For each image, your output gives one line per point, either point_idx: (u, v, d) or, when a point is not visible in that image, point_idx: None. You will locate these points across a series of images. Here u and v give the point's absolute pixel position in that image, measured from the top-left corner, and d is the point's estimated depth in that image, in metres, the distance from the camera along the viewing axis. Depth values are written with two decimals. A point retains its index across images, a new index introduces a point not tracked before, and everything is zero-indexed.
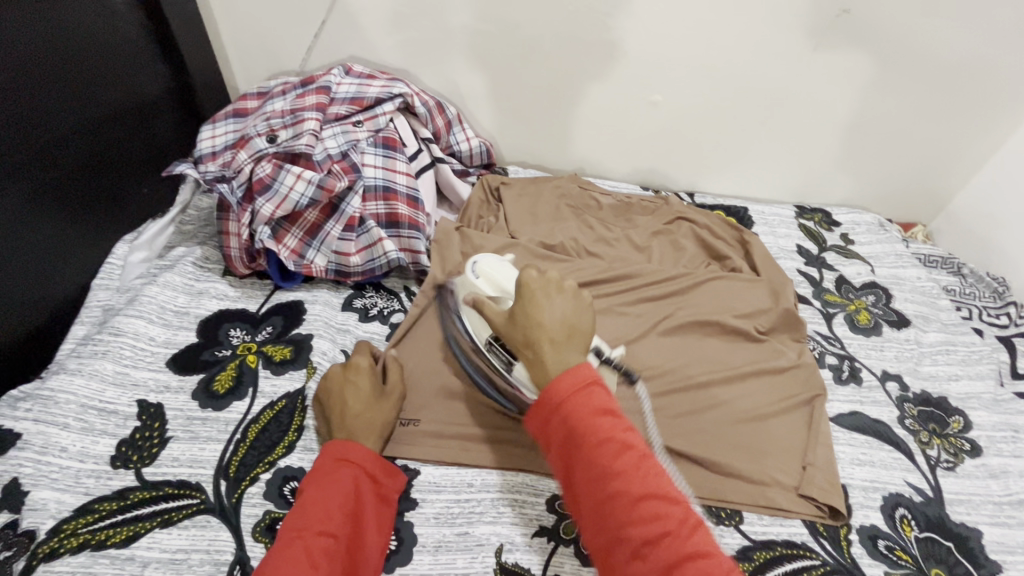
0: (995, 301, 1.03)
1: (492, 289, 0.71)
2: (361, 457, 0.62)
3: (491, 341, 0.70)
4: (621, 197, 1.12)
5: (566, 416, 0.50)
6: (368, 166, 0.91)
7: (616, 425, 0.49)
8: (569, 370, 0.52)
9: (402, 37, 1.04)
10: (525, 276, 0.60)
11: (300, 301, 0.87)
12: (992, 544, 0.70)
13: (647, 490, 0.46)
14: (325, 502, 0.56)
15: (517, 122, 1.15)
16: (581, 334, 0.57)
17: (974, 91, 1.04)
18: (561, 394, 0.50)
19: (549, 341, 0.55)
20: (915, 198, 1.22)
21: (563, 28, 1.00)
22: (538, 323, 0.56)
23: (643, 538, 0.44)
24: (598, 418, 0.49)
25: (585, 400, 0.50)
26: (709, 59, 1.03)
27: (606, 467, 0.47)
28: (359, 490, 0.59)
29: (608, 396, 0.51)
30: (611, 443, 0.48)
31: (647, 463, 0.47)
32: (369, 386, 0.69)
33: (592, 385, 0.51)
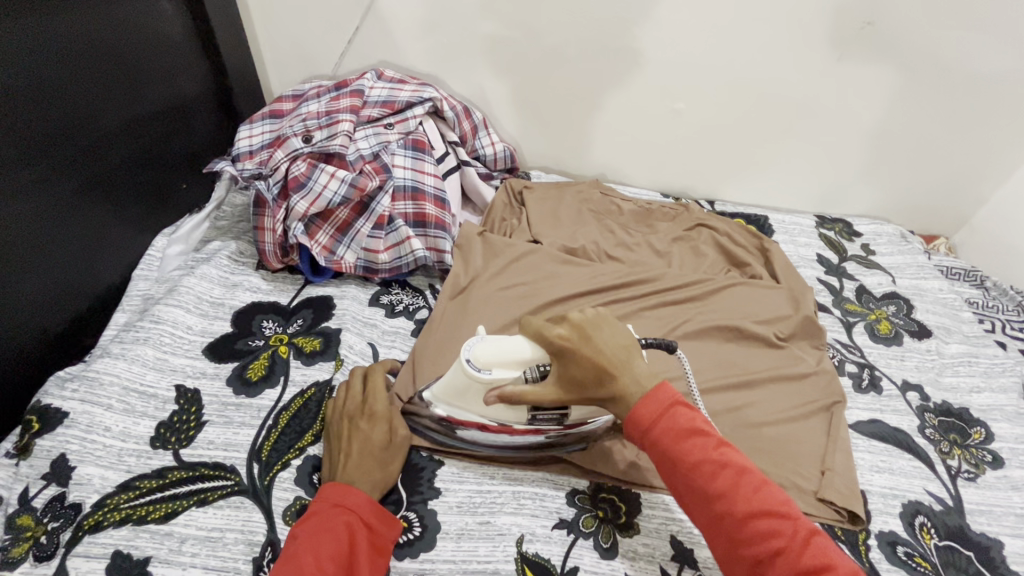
0: (1019, 315, 1.03)
1: (511, 368, 0.62)
2: (355, 502, 0.60)
3: (532, 411, 0.66)
4: (642, 203, 1.13)
5: (658, 439, 0.54)
6: (398, 167, 0.94)
7: (707, 446, 0.52)
8: (647, 396, 0.56)
9: (432, 43, 1.08)
10: (557, 333, 0.59)
11: (330, 296, 0.90)
12: (1013, 555, 0.70)
13: (754, 507, 0.49)
14: (315, 551, 0.54)
15: (541, 128, 1.18)
16: (634, 347, 0.60)
17: (998, 104, 1.04)
18: (647, 422, 0.55)
19: (623, 374, 0.57)
20: (939, 210, 1.22)
21: (589, 37, 1.03)
22: (607, 363, 0.58)
23: (758, 555, 0.48)
24: (689, 440, 0.53)
25: (672, 424, 0.54)
26: (732, 68, 1.04)
27: (708, 488, 0.51)
28: (354, 536, 0.57)
29: (693, 414, 0.55)
30: (707, 464, 0.52)
31: (747, 479, 0.51)
32: (377, 431, 0.67)
33: (674, 406, 0.55)
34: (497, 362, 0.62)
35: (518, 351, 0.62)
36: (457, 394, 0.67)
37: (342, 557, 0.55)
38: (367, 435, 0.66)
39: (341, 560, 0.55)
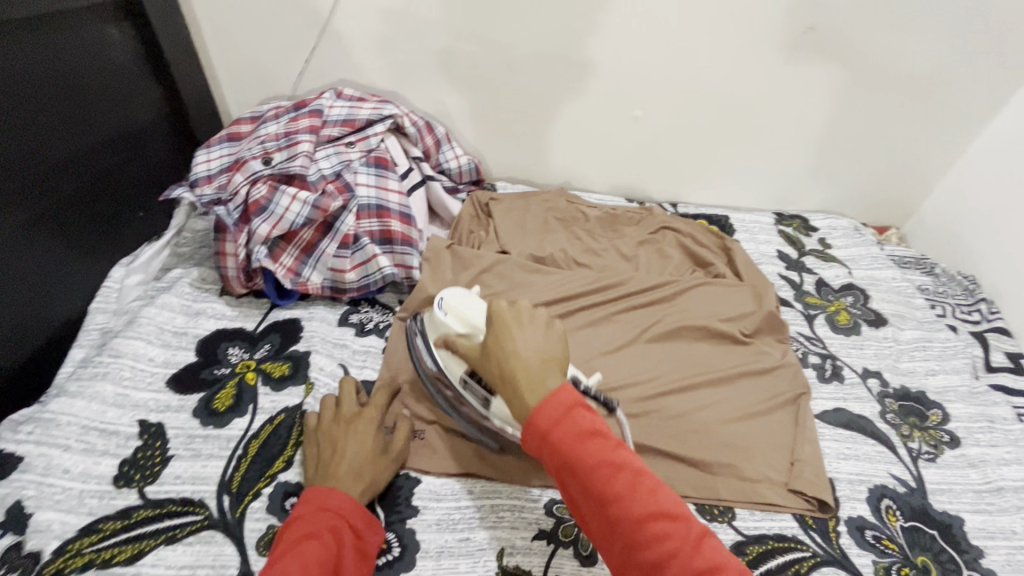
0: (968, 298, 1.09)
1: (460, 324, 0.72)
2: (340, 508, 0.59)
3: (467, 377, 0.69)
4: (608, 209, 1.15)
5: (553, 444, 0.49)
6: (362, 186, 0.94)
7: (602, 445, 0.48)
8: (547, 395, 0.52)
9: (390, 60, 1.08)
10: (497, 307, 0.62)
11: (297, 318, 0.89)
12: (973, 530, 0.73)
13: (650, 510, 0.44)
14: (303, 552, 0.52)
15: (505, 140, 1.19)
16: (556, 363, 0.57)
17: (935, 99, 1.10)
18: (543, 424, 0.50)
19: (523, 376, 0.55)
20: (889, 202, 1.27)
21: (545, 49, 1.05)
22: (509, 352, 0.58)
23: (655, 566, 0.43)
24: (584, 441, 0.48)
25: (570, 424, 0.49)
26: (686, 74, 1.07)
27: (602, 491, 0.46)
28: (340, 538, 0.57)
29: (593, 415, 0.50)
30: (603, 466, 0.46)
31: (643, 480, 0.46)
32: (366, 445, 0.67)
33: (573, 406, 0.50)
34: (455, 312, 0.72)
35: (472, 314, 0.71)
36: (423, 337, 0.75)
37: (331, 556, 0.54)
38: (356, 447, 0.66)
39: (330, 560, 0.53)
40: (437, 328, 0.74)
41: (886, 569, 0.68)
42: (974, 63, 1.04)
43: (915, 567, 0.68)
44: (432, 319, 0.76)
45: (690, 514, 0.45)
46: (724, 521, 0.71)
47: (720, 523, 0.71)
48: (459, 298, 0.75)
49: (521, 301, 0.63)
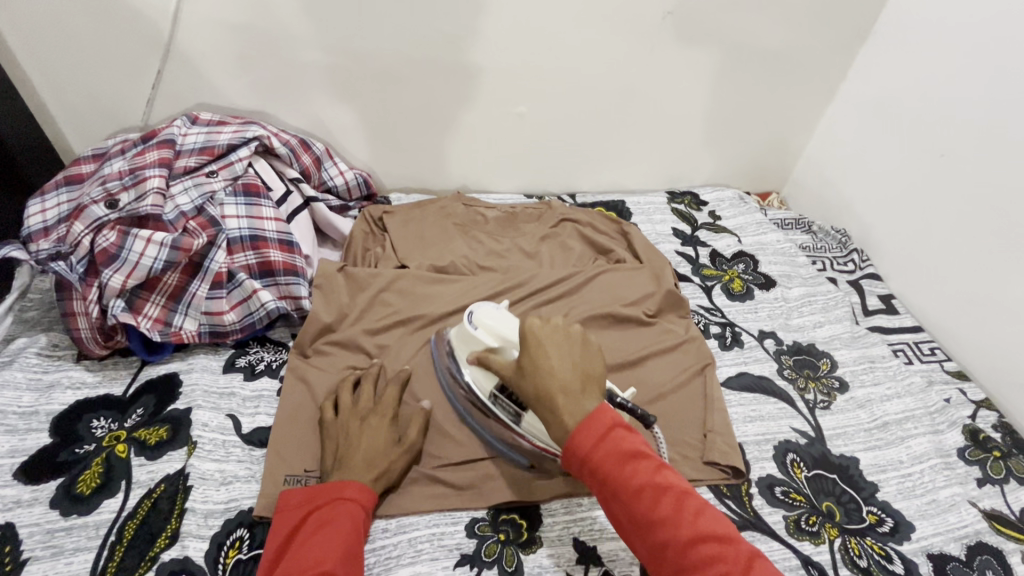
0: (841, 251, 1.18)
1: (493, 339, 0.70)
2: (355, 495, 0.61)
3: (496, 393, 0.69)
4: (506, 208, 1.13)
5: (595, 467, 0.52)
6: (230, 217, 0.86)
7: (647, 468, 0.51)
8: (584, 422, 0.54)
9: (250, 77, 1.00)
10: (529, 325, 0.62)
11: (175, 372, 0.80)
12: (868, 467, 0.79)
13: (693, 531, 0.48)
14: (319, 542, 0.55)
15: (391, 150, 1.14)
16: (593, 382, 0.58)
17: (790, 71, 1.18)
18: (582, 450, 0.53)
19: (564, 397, 0.56)
20: (766, 169, 1.35)
21: (416, 54, 1.01)
22: (547, 375, 0.58)
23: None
24: (626, 464, 0.51)
25: (611, 446, 0.52)
26: (561, 68, 1.08)
27: (649, 516, 0.49)
28: (354, 525, 0.59)
29: (632, 435, 0.54)
30: (648, 490, 0.50)
31: (687, 501, 0.50)
32: (381, 431, 0.69)
33: (614, 430, 0.53)
34: (484, 326, 0.71)
35: (507, 329, 0.70)
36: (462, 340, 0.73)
37: (347, 545, 0.56)
38: (372, 435, 0.68)
39: (348, 547, 0.56)
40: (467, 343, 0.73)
41: (796, 521, 0.71)
42: (817, 35, 1.13)
43: (822, 514, 0.72)
44: (460, 332, 0.74)
45: (737, 533, 0.48)
46: None
47: None
48: (490, 315, 0.73)
49: (554, 319, 0.63)
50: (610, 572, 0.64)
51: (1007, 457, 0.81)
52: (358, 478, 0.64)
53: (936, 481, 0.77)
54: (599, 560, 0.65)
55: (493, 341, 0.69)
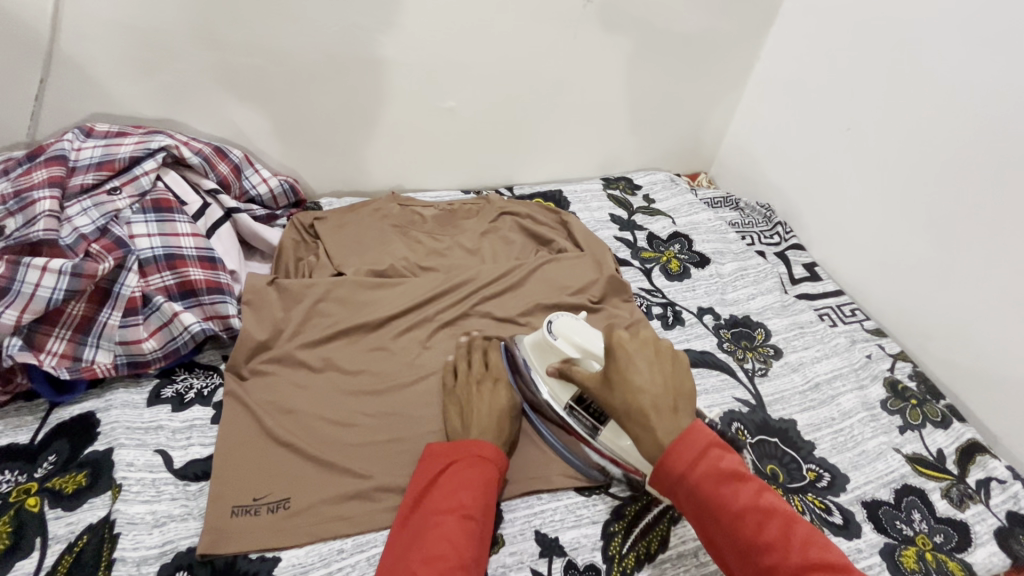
0: (767, 225, 1.24)
1: (574, 351, 0.71)
2: (491, 454, 0.65)
3: (572, 404, 0.72)
4: (444, 205, 1.11)
5: (697, 488, 0.55)
6: (140, 237, 0.79)
7: (748, 492, 0.54)
8: (681, 439, 0.57)
9: (152, 83, 0.92)
10: (618, 338, 0.65)
11: (92, 411, 0.73)
12: (804, 427, 0.83)
13: (796, 552, 0.51)
14: (463, 491, 0.60)
15: (318, 153, 1.09)
16: (683, 399, 0.61)
17: (708, 55, 1.22)
18: (677, 468, 0.56)
19: (655, 413, 0.59)
20: (694, 151, 1.41)
21: (334, 50, 0.96)
22: (638, 389, 0.61)
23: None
24: (728, 487, 0.54)
25: (711, 470, 0.55)
26: (487, 60, 1.06)
27: (754, 539, 0.52)
28: (490, 480, 0.63)
29: (729, 458, 0.57)
30: (751, 514, 0.53)
31: (790, 524, 0.53)
32: (476, 392, 0.72)
33: (709, 449, 0.57)
34: (566, 336, 0.71)
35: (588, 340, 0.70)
36: (540, 348, 0.75)
37: (483, 497, 0.61)
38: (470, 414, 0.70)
39: (484, 498, 0.61)
40: (548, 352, 0.74)
41: None
42: (729, 19, 1.18)
43: (767, 477, 0.76)
44: (539, 341, 0.74)
45: (832, 547, 0.52)
46: (602, 491, 0.72)
47: (600, 494, 0.71)
48: (571, 326, 0.73)
49: (644, 335, 0.66)
50: (572, 561, 0.65)
51: (923, 403, 0.88)
52: (490, 437, 0.68)
53: (864, 432, 0.83)
54: (561, 550, 0.65)
55: (573, 352, 0.70)
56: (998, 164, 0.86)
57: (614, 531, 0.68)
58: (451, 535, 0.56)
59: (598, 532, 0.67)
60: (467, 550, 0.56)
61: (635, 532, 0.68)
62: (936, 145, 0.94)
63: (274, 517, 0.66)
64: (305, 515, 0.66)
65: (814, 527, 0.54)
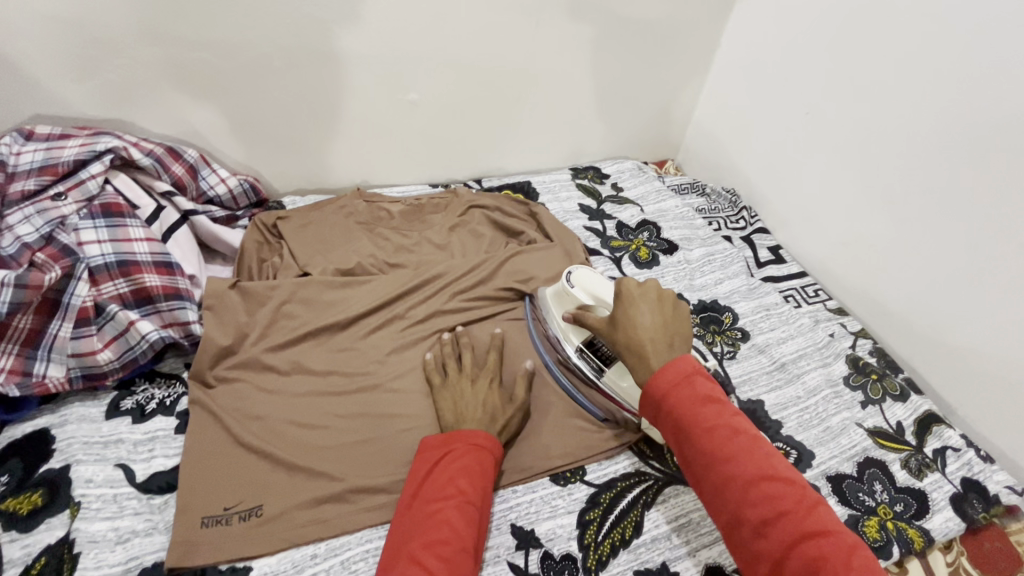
0: (732, 210, 1.26)
1: (588, 298, 0.76)
2: (487, 442, 0.65)
3: (582, 347, 0.78)
4: (411, 200, 1.10)
5: (674, 406, 0.56)
6: (89, 243, 0.76)
7: (722, 412, 0.55)
8: (667, 365, 0.58)
9: (95, 81, 0.87)
10: (625, 284, 0.68)
11: (47, 428, 0.70)
12: (772, 407, 0.86)
13: (756, 471, 0.52)
14: (464, 476, 0.61)
15: (278, 150, 1.06)
16: (679, 338, 0.63)
17: (670, 42, 1.23)
18: (659, 390, 0.57)
19: (652, 348, 0.61)
20: (660, 139, 1.42)
21: (288, 43, 0.93)
22: (638, 326, 0.64)
23: (761, 517, 0.50)
24: (704, 407, 0.55)
25: (689, 391, 0.56)
26: (449, 51, 1.04)
27: (718, 451, 0.53)
28: (488, 467, 0.64)
29: (709, 384, 0.58)
30: (721, 429, 0.54)
31: (759, 447, 0.54)
32: (472, 389, 0.72)
33: (691, 375, 0.57)
34: (582, 285, 0.77)
35: (603, 289, 0.75)
36: (559, 297, 0.81)
37: (482, 484, 0.62)
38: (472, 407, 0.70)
39: (483, 485, 0.62)
40: (566, 299, 0.80)
41: None
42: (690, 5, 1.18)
43: None
44: (559, 289, 0.81)
45: (794, 475, 0.53)
46: (577, 480, 0.72)
47: (574, 484, 0.72)
48: (589, 278, 0.77)
49: (650, 281, 0.69)
50: (549, 552, 0.65)
51: (883, 378, 0.91)
52: (482, 429, 0.68)
53: (828, 409, 0.86)
54: (537, 542, 0.66)
55: (588, 300, 0.76)
56: (943, 144, 0.88)
57: (589, 519, 0.68)
58: (452, 521, 0.57)
59: (573, 521, 0.68)
60: (468, 533, 0.57)
61: (610, 519, 0.69)
62: (888, 127, 0.96)
63: (245, 526, 0.64)
64: (277, 522, 0.65)
65: (783, 457, 0.54)
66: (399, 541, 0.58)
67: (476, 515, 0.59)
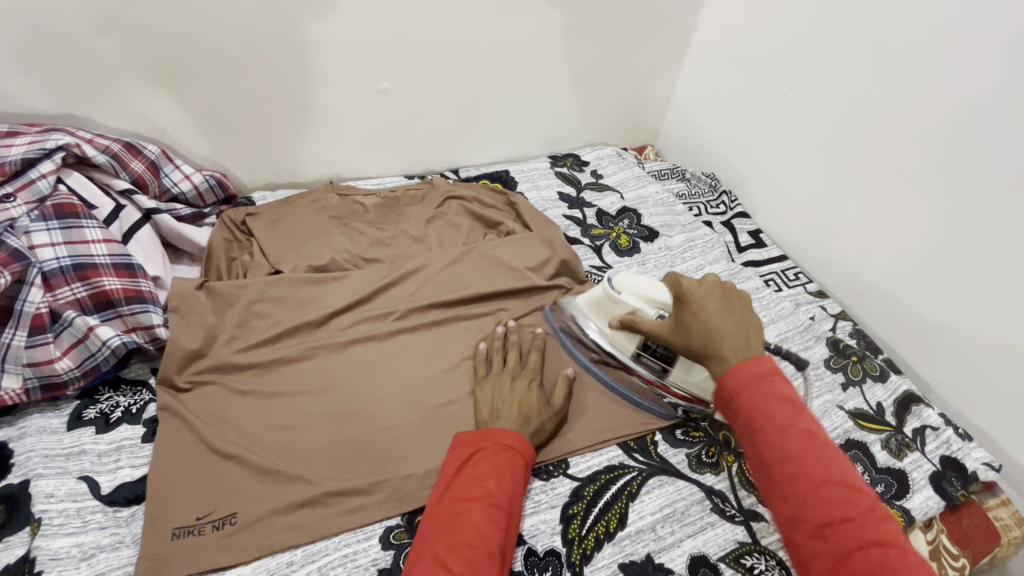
0: (712, 194, 1.25)
1: (641, 302, 0.71)
2: (518, 444, 0.64)
3: (639, 351, 0.75)
4: (386, 193, 1.07)
5: (749, 400, 0.54)
6: (42, 247, 0.72)
7: (798, 413, 0.53)
8: (751, 361, 0.56)
9: (44, 75, 0.83)
10: (685, 283, 0.64)
11: (4, 442, 0.67)
12: None
13: (825, 475, 0.51)
14: (494, 478, 0.60)
15: (246, 145, 1.02)
16: (756, 334, 0.60)
17: (646, 24, 1.20)
18: (736, 383, 0.55)
19: (729, 344, 0.58)
20: (639, 124, 1.40)
21: (249, 31, 0.89)
22: (714, 325, 0.60)
23: (825, 518, 0.49)
24: (780, 407, 0.54)
25: (768, 386, 0.54)
26: (419, 37, 1.01)
27: (791, 450, 0.52)
28: (518, 471, 0.62)
29: (785, 382, 0.56)
30: (794, 431, 0.52)
31: (828, 451, 0.52)
32: (508, 391, 0.72)
33: (770, 374, 0.55)
34: (630, 290, 0.72)
35: (653, 291, 0.70)
36: (600, 307, 0.78)
37: (512, 487, 0.60)
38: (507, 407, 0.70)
39: (512, 487, 0.60)
40: (610, 307, 0.76)
41: (698, 457, 0.75)
42: None
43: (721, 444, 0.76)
44: (602, 299, 0.77)
45: (860, 482, 0.52)
46: (560, 474, 0.71)
47: (558, 477, 0.71)
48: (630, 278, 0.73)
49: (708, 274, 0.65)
50: (532, 548, 0.64)
51: (863, 359, 0.91)
52: (516, 429, 0.67)
53: (810, 392, 0.86)
54: (521, 539, 0.65)
55: (640, 304, 0.71)
56: (919, 123, 0.88)
57: (572, 513, 0.67)
58: (479, 523, 0.56)
59: (557, 516, 0.67)
60: (495, 535, 0.56)
61: (593, 512, 0.68)
62: (865, 107, 0.95)
63: (219, 534, 0.62)
64: (252, 530, 0.63)
65: (850, 464, 0.53)
66: (427, 537, 0.56)
67: (503, 519, 0.57)
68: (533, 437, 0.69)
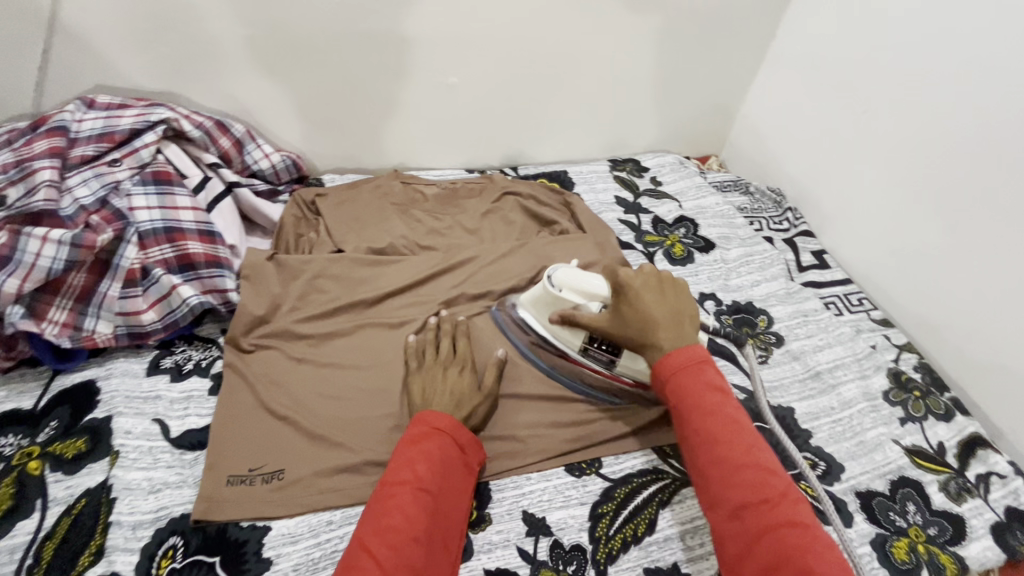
0: (776, 210, 1.21)
1: (581, 297, 0.72)
2: (448, 426, 0.64)
3: (587, 345, 0.74)
4: (446, 184, 1.10)
5: (679, 387, 0.59)
6: (139, 209, 0.80)
7: (725, 402, 0.57)
8: (684, 348, 0.61)
9: (152, 56, 0.91)
10: (625, 275, 0.66)
11: (92, 380, 0.74)
12: (802, 416, 0.82)
13: (746, 459, 0.54)
14: (422, 462, 0.60)
15: (322, 129, 1.08)
16: (688, 321, 0.64)
17: (724, 32, 1.17)
18: (670, 369, 0.60)
19: (664, 332, 0.62)
20: (706, 133, 1.37)
21: (335, 23, 0.94)
22: (651, 316, 0.63)
23: (743, 499, 0.52)
24: (709, 394, 0.58)
25: (698, 375, 0.59)
26: (493, 36, 1.03)
27: (715, 433, 0.55)
28: (450, 457, 0.62)
29: (716, 374, 0.60)
30: (721, 415, 0.56)
31: (753, 440, 0.56)
32: (463, 378, 0.71)
33: (701, 362, 0.60)
34: (568, 286, 0.73)
35: (592, 285, 0.71)
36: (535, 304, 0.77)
37: (439, 472, 0.60)
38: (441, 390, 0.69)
39: (440, 474, 0.60)
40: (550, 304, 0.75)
41: None
42: None
43: None
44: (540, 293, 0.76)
45: (779, 467, 0.55)
46: (592, 473, 0.72)
47: (589, 476, 0.71)
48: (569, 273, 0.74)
49: (647, 267, 0.68)
50: (558, 541, 0.65)
51: (927, 395, 0.86)
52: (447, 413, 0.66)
53: (864, 423, 0.82)
54: (547, 530, 0.66)
55: (579, 299, 0.72)
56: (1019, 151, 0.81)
57: (601, 513, 0.68)
58: (405, 507, 0.56)
59: (585, 513, 0.68)
60: (420, 519, 0.56)
61: (622, 515, 0.68)
62: (957, 129, 0.89)
63: (268, 487, 0.67)
64: (298, 486, 0.67)
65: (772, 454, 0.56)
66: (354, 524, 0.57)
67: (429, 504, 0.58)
68: (466, 422, 0.68)
